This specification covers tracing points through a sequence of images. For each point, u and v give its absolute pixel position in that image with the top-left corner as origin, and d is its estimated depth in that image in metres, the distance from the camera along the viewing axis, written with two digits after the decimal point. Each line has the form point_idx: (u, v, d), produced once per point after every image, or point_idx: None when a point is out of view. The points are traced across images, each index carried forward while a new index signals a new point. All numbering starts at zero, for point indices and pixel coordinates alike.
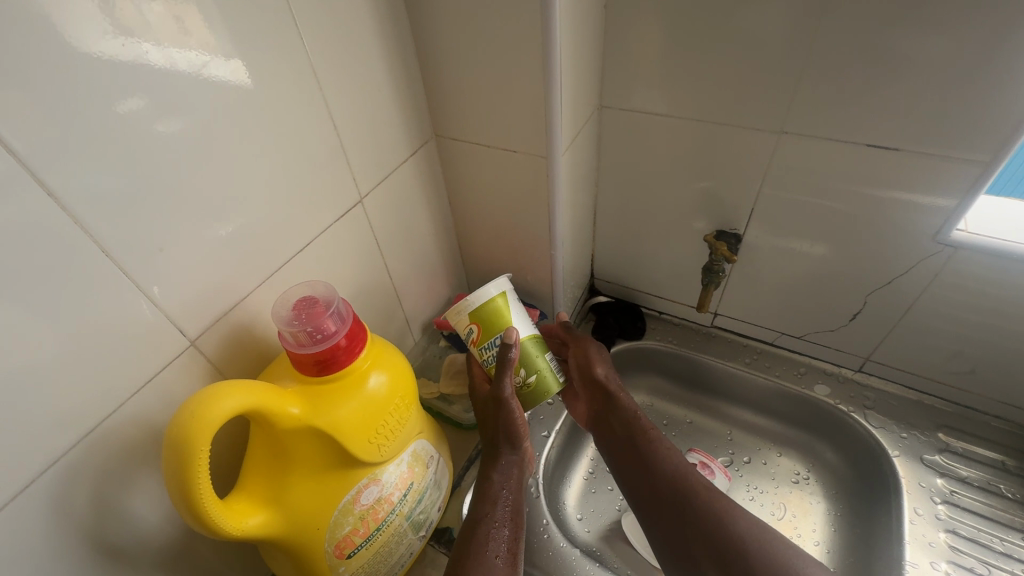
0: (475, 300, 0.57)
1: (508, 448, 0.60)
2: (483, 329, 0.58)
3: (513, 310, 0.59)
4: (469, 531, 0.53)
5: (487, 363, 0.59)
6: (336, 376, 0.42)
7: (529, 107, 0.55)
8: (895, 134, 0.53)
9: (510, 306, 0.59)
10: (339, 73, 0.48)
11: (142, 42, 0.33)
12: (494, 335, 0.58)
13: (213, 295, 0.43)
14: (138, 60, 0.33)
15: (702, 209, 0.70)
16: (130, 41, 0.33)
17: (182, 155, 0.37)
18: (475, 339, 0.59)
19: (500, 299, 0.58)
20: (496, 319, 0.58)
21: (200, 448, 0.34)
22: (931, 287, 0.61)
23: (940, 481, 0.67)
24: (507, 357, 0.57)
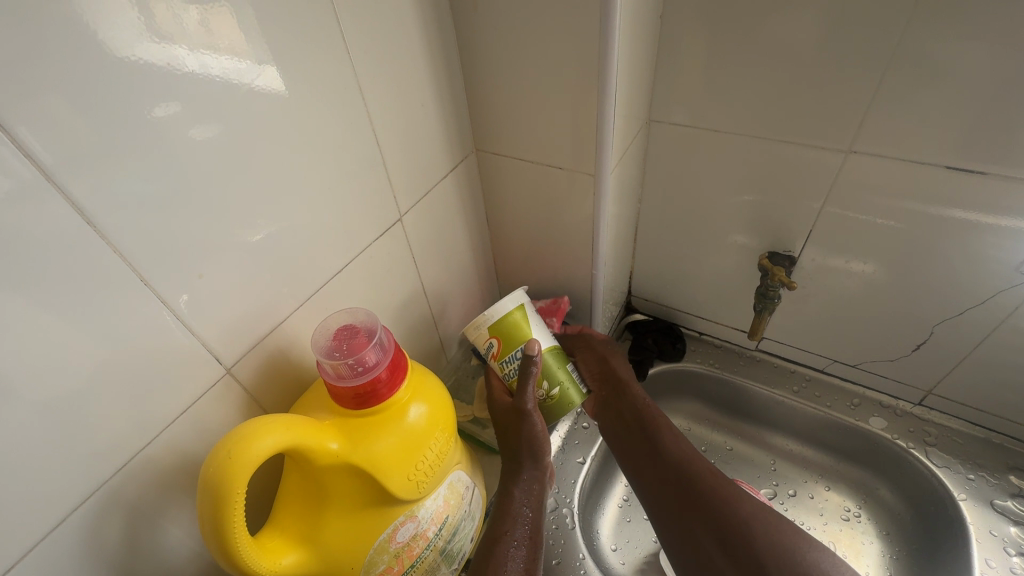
0: (493, 314, 0.56)
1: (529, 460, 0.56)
2: (502, 342, 0.57)
3: (532, 321, 0.58)
4: (486, 551, 0.48)
5: (509, 376, 0.58)
6: (376, 410, 0.40)
7: (576, 123, 0.52)
8: (983, 155, 0.48)
9: (528, 318, 0.58)
10: (379, 91, 0.46)
11: (178, 47, 0.32)
12: (515, 348, 0.57)
13: (249, 321, 0.41)
14: (175, 67, 0.32)
15: (754, 229, 0.66)
16: (166, 45, 0.31)
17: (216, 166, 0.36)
18: (495, 354, 0.58)
19: (517, 311, 0.57)
20: (514, 333, 0.57)
21: (236, 490, 0.32)
22: (1010, 319, 0.56)
23: (1014, 530, 0.59)
24: (529, 371, 0.55)
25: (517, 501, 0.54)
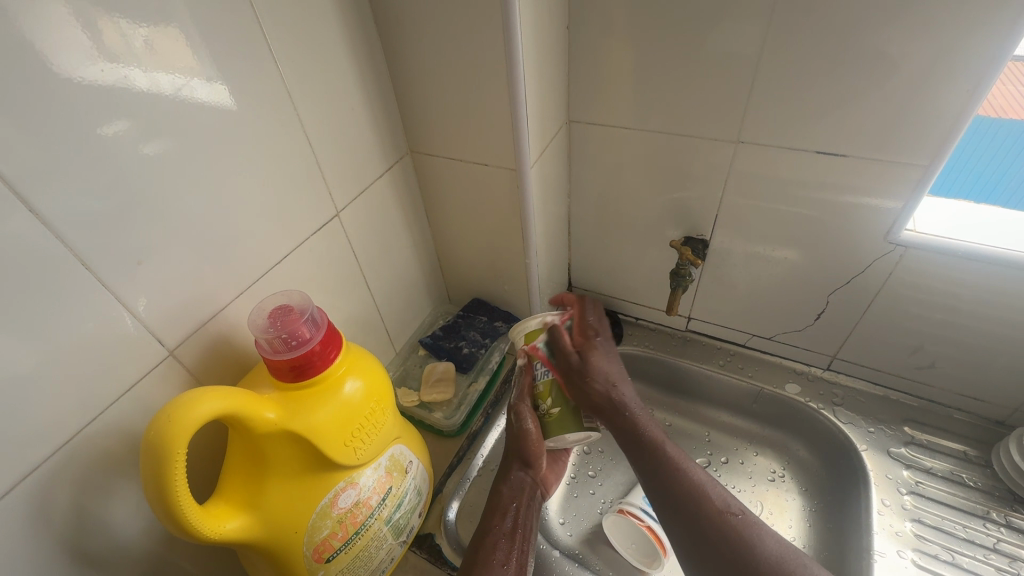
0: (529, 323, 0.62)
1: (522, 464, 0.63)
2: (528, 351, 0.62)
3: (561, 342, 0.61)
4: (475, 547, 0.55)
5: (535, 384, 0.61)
6: (312, 381, 0.44)
7: (496, 122, 0.58)
8: (844, 141, 0.56)
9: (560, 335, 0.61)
10: (312, 95, 0.51)
11: (131, 67, 0.36)
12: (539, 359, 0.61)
13: (191, 307, 0.44)
14: (127, 84, 0.37)
15: (671, 216, 0.73)
16: (119, 66, 0.36)
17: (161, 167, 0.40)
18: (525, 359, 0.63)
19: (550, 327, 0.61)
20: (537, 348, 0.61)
21: (177, 451, 0.36)
22: (888, 283, 0.64)
23: (906, 472, 0.67)
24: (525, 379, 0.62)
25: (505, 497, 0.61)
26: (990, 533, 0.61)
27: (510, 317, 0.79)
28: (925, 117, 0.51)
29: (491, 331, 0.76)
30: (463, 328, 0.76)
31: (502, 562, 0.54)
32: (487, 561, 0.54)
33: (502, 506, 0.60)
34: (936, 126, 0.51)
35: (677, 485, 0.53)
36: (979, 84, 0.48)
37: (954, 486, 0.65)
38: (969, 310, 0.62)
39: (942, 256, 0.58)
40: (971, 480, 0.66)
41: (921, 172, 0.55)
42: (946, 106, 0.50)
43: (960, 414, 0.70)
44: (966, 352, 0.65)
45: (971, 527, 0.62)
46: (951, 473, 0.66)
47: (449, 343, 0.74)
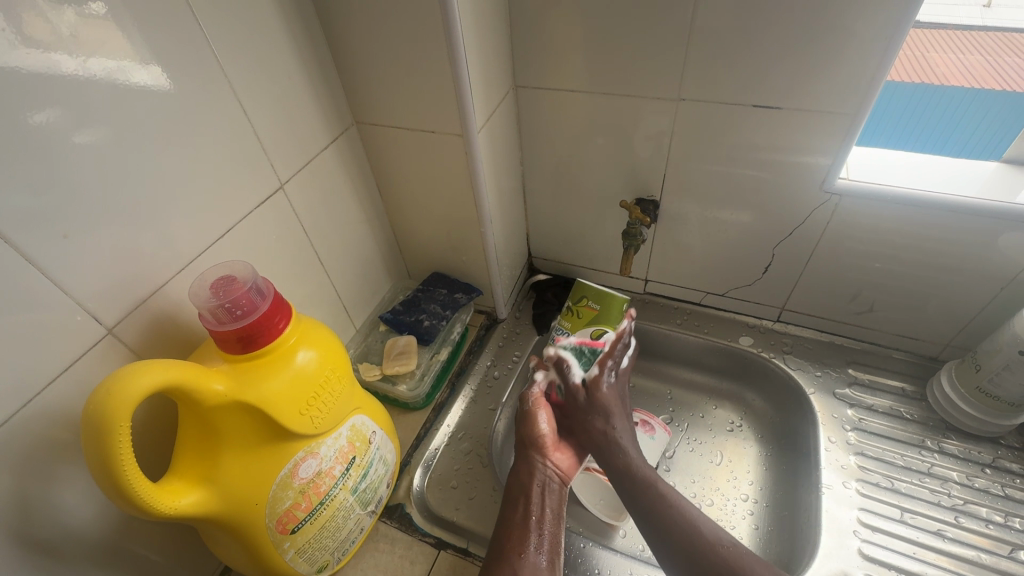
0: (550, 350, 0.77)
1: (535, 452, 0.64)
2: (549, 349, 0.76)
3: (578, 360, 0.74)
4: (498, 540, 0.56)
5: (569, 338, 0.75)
6: (261, 351, 0.43)
7: (439, 88, 0.57)
8: (779, 93, 0.58)
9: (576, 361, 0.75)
10: (246, 61, 0.49)
11: (53, 53, 0.35)
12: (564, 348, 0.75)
13: (128, 285, 0.43)
14: (51, 69, 0.35)
15: (622, 180, 0.74)
16: (41, 53, 0.34)
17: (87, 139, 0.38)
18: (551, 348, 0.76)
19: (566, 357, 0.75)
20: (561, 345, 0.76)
21: (119, 425, 0.35)
22: (827, 233, 0.67)
23: (850, 411, 0.71)
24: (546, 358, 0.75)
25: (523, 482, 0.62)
26: (925, 459, 0.66)
27: (470, 288, 0.79)
28: (853, 66, 0.53)
29: (451, 302, 0.76)
30: (424, 301, 0.76)
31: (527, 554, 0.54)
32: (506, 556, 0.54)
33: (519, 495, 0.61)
34: (860, 75, 0.53)
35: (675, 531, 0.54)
36: (897, 31, 0.49)
37: (894, 420, 0.70)
38: (900, 254, 0.65)
39: (872, 202, 0.62)
40: (909, 413, 0.70)
41: (850, 121, 0.57)
42: (870, 54, 0.52)
43: (898, 353, 0.75)
44: (899, 294, 0.69)
45: (908, 455, 0.66)
46: (891, 408, 0.71)
47: (410, 317, 0.74)
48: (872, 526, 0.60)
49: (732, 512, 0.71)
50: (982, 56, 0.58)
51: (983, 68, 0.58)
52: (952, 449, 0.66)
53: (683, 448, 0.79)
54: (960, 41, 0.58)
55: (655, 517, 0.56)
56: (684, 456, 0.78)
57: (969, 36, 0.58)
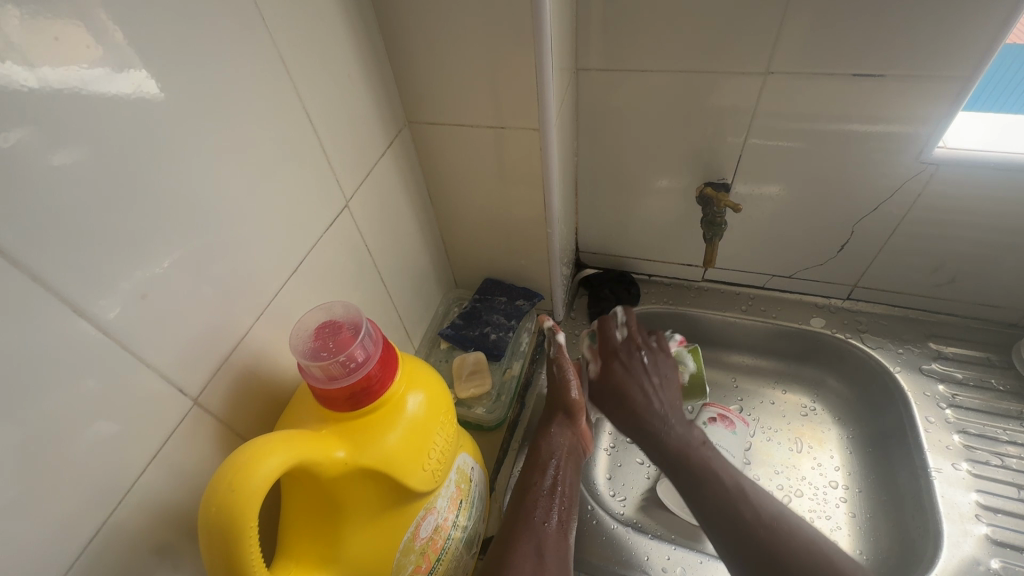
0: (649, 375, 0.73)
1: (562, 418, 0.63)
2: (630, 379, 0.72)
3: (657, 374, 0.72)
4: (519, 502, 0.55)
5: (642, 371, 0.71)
6: (374, 406, 0.37)
7: (513, 78, 0.50)
8: (880, 60, 0.53)
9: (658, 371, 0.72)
10: (305, 62, 0.41)
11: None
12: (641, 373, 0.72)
13: (210, 342, 0.36)
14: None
15: (688, 164, 0.69)
16: None
17: (155, 176, 0.31)
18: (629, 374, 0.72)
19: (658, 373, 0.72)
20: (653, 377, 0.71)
21: (251, 524, 0.28)
22: (915, 205, 0.63)
23: (941, 387, 0.69)
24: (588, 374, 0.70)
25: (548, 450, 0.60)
26: None
27: (530, 292, 0.73)
28: (970, 24, 0.48)
29: (514, 311, 0.70)
30: (485, 312, 0.70)
31: (544, 520, 0.53)
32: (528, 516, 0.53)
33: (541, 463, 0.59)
34: (979, 34, 0.49)
35: (719, 506, 0.52)
36: None
37: (986, 392, 0.68)
38: (990, 222, 0.62)
39: (971, 170, 0.58)
40: (998, 383, 0.68)
41: (961, 84, 0.52)
42: (990, 10, 0.47)
43: (976, 322, 0.73)
44: (985, 263, 0.66)
45: (1010, 429, 0.64)
46: (980, 380, 0.69)
47: (473, 332, 0.68)
48: (992, 508, 0.58)
49: (826, 502, 0.69)
50: None
51: None
52: None
53: (760, 438, 0.76)
54: None
55: (695, 490, 0.55)
56: (763, 446, 0.74)
57: None
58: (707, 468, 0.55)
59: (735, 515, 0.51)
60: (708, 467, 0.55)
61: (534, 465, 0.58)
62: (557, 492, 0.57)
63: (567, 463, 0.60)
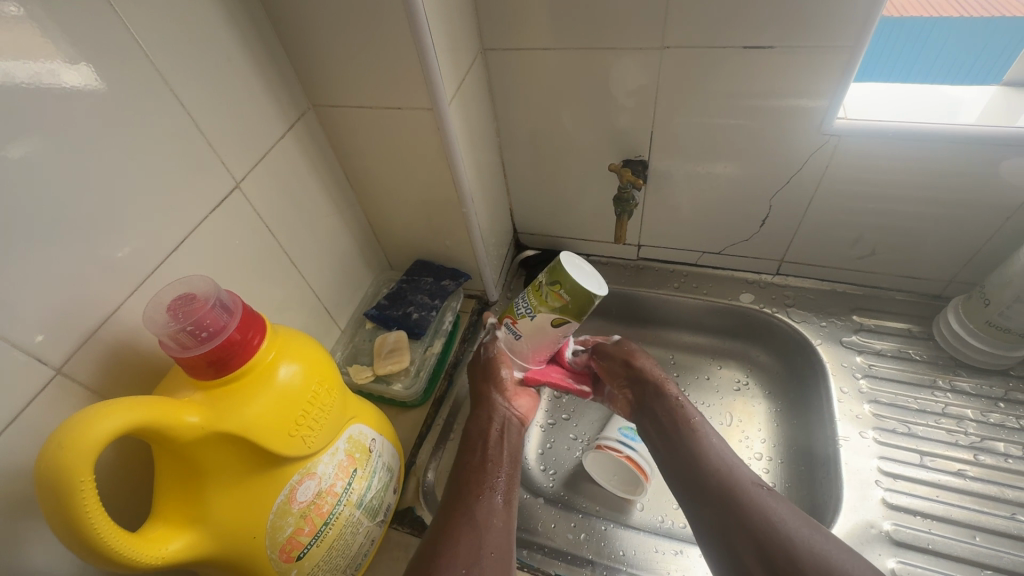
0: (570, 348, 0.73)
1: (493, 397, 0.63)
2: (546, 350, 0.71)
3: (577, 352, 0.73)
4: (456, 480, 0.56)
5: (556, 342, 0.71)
6: (236, 373, 0.39)
7: (401, 59, 0.51)
8: (768, 33, 0.54)
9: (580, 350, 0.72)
10: (175, 48, 0.42)
11: None
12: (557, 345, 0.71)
13: (73, 317, 0.38)
14: None
15: (605, 143, 0.69)
16: None
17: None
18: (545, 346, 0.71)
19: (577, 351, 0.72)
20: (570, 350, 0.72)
21: (82, 479, 0.30)
22: (825, 178, 0.64)
23: (859, 358, 0.69)
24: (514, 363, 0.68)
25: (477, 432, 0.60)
26: (938, 399, 0.65)
27: (457, 273, 0.75)
28: None
29: (439, 290, 0.72)
30: (410, 292, 0.72)
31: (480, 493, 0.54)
32: (466, 494, 0.54)
33: (474, 441, 0.59)
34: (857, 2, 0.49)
35: (706, 472, 0.53)
36: None
37: (903, 362, 0.69)
38: (899, 193, 0.63)
39: (871, 141, 0.59)
40: (917, 354, 0.69)
41: (848, 55, 0.53)
42: None
43: (903, 294, 0.73)
44: (901, 234, 0.67)
45: (922, 397, 0.65)
46: (899, 350, 0.70)
47: (397, 311, 0.70)
48: (893, 474, 0.59)
49: None
50: None
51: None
52: (965, 387, 0.65)
53: None
54: None
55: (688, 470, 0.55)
56: None
57: None
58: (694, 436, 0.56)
59: (722, 482, 0.52)
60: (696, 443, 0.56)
61: (467, 445, 0.59)
62: (493, 464, 0.57)
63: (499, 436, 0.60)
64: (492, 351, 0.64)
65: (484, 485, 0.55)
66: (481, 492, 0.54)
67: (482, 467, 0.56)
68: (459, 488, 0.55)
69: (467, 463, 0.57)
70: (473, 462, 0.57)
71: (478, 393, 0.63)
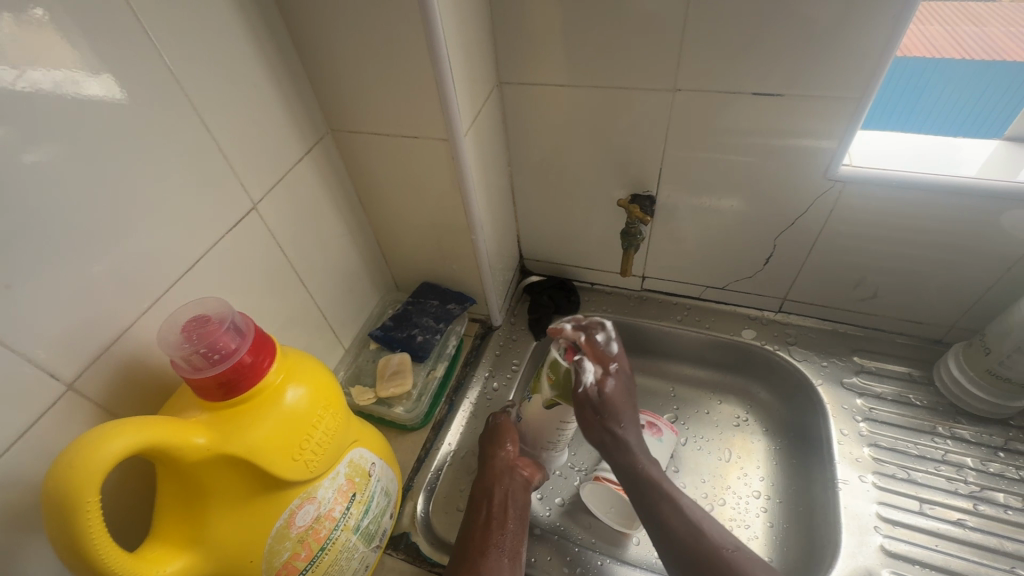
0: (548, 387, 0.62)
1: (502, 454, 0.63)
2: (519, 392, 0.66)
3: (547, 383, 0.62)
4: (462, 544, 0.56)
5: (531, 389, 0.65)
6: (243, 396, 0.39)
7: (420, 91, 0.53)
8: (775, 81, 0.56)
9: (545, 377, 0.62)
10: (203, 75, 0.44)
11: None
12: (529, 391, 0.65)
13: (90, 331, 0.39)
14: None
15: (615, 176, 0.71)
16: None
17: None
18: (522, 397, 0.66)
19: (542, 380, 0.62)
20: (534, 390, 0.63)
21: (88, 499, 0.30)
22: (829, 221, 0.65)
23: (859, 400, 0.70)
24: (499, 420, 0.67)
25: (483, 491, 0.60)
26: (938, 446, 0.65)
27: (463, 297, 0.75)
28: (854, 51, 0.51)
29: (444, 314, 0.73)
30: (415, 315, 0.73)
31: (479, 554, 0.54)
32: (467, 556, 0.54)
33: (480, 502, 0.59)
34: (865, 55, 0.51)
35: (679, 532, 0.52)
36: (903, 10, 0.47)
37: (904, 407, 0.69)
38: (903, 238, 0.64)
39: (875, 187, 0.60)
40: (917, 399, 0.69)
41: (855, 104, 0.54)
42: (870, 37, 0.50)
43: (903, 337, 0.74)
44: (904, 279, 0.68)
45: (922, 443, 0.65)
46: (899, 395, 0.70)
47: (401, 333, 0.71)
48: (892, 521, 0.59)
49: (746, 510, 0.69)
50: (946, 27, 0.56)
51: (947, 39, 0.56)
52: (965, 434, 0.65)
53: (691, 447, 0.76)
54: (922, 14, 0.56)
55: (657, 518, 0.54)
56: (693, 455, 0.74)
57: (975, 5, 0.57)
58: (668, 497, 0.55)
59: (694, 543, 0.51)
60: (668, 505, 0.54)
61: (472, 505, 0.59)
62: (495, 523, 0.57)
63: (507, 497, 0.60)
64: (500, 420, 0.67)
65: (490, 545, 0.55)
66: (487, 551, 0.54)
67: (483, 529, 0.56)
68: (466, 548, 0.55)
69: (473, 521, 0.57)
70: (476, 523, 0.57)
71: (485, 452, 0.64)
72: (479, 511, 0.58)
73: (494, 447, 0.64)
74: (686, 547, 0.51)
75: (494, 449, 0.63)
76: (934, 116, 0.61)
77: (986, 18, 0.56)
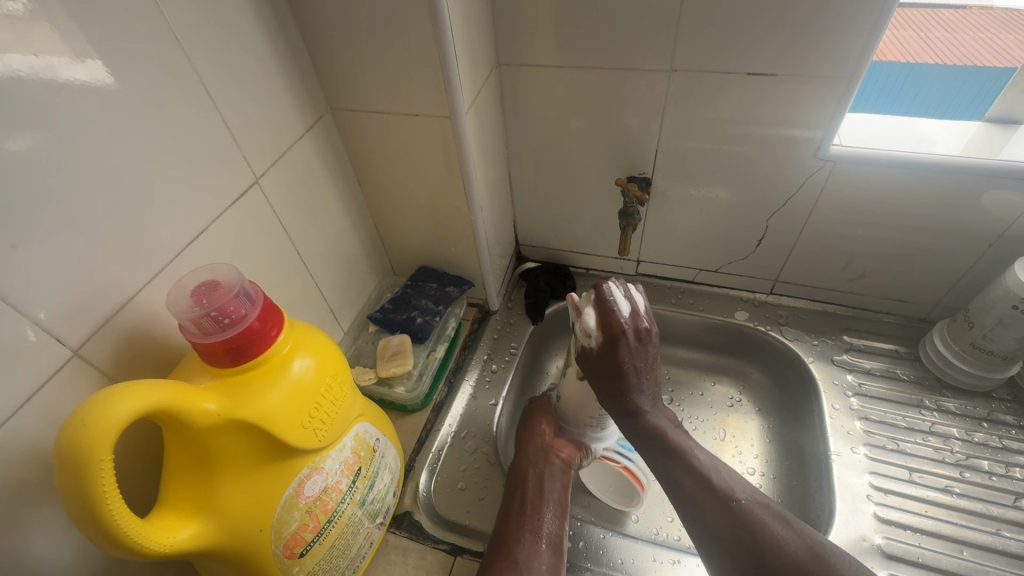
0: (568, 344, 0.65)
1: (538, 441, 0.64)
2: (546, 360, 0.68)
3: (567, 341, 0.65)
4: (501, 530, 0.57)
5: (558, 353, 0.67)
6: (252, 363, 0.39)
7: (423, 67, 0.53)
8: (770, 62, 0.57)
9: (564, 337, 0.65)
10: (206, 46, 0.44)
11: None
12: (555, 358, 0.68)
13: (96, 299, 0.38)
14: None
15: (611, 159, 0.71)
16: None
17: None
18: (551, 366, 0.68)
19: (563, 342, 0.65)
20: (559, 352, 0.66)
21: (101, 458, 0.30)
22: (819, 202, 0.67)
23: (849, 376, 0.72)
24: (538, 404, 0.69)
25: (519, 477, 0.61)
26: (925, 418, 0.67)
27: (461, 280, 0.76)
28: (845, 33, 0.53)
29: (442, 296, 0.73)
30: (414, 297, 0.73)
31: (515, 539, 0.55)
32: (504, 542, 0.55)
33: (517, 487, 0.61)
34: (855, 36, 0.52)
35: (690, 479, 0.53)
36: None
37: (892, 381, 0.71)
38: (890, 218, 0.66)
39: (863, 167, 0.62)
40: (904, 374, 0.71)
41: (845, 84, 0.56)
42: (861, 18, 0.51)
43: (889, 316, 0.76)
44: (890, 259, 0.70)
45: (910, 415, 0.67)
46: (887, 370, 0.72)
47: (400, 315, 0.71)
48: (884, 489, 0.61)
49: None
50: (918, 32, 0.60)
51: (920, 44, 0.60)
52: (950, 406, 0.67)
53: (687, 427, 0.77)
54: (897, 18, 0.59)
55: (668, 466, 0.55)
56: (689, 434, 0.76)
57: (944, 11, 0.60)
58: (678, 449, 0.55)
59: (704, 492, 0.51)
60: (678, 456, 0.54)
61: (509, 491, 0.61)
62: (530, 507, 0.58)
63: (542, 482, 0.60)
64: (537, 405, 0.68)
65: (525, 530, 0.56)
66: (521, 537, 0.55)
67: (519, 513, 0.57)
68: (503, 533, 0.56)
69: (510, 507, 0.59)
70: (511, 507, 0.58)
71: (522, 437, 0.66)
72: (515, 496, 0.60)
73: (530, 432, 0.65)
74: (693, 494, 0.52)
75: (528, 434, 0.65)
76: (911, 106, 0.64)
77: (954, 23, 0.60)
